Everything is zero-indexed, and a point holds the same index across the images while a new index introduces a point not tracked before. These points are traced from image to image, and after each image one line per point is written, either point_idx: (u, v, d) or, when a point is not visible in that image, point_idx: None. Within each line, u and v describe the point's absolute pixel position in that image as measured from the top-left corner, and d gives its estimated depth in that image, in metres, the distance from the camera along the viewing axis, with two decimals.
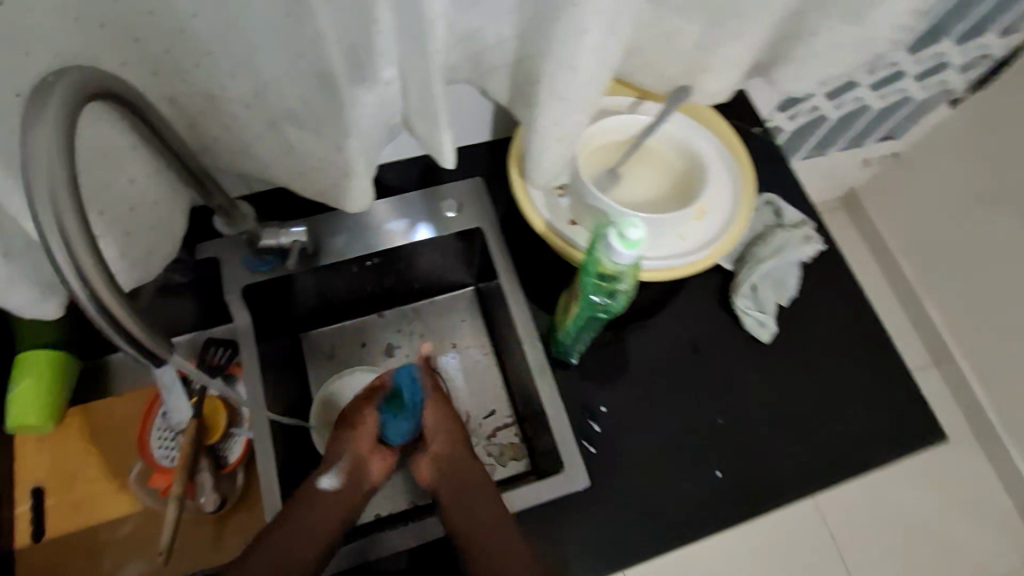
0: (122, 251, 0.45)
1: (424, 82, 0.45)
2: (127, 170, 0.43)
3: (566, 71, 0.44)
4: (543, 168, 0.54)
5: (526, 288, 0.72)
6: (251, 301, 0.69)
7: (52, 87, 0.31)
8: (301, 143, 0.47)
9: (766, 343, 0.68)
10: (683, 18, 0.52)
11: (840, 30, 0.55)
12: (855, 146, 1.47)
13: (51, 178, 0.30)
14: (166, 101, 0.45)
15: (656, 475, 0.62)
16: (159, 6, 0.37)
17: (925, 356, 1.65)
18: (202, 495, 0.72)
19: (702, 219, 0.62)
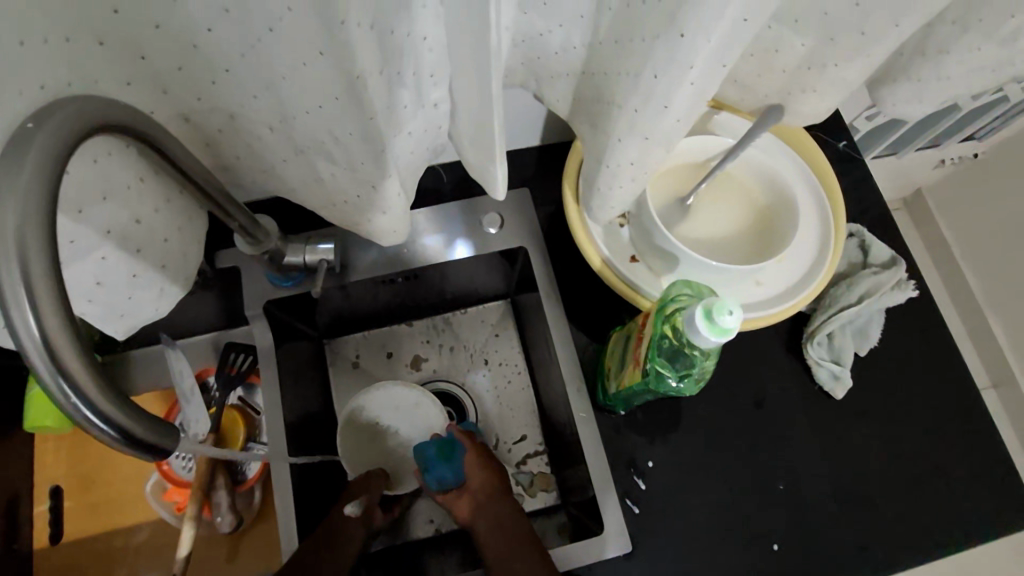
0: (133, 292, 0.40)
1: (479, 113, 0.37)
2: (133, 208, 0.37)
3: (656, 109, 0.36)
4: (608, 206, 0.47)
5: (572, 317, 0.65)
6: (274, 318, 0.63)
7: (31, 137, 0.26)
8: (332, 177, 0.40)
9: (837, 398, 0.63)
10: (793, 30, 0.43)
11: (982, 49, 0.45)
12: (932, 144, 1.32)
13: (14, 262, 0.24)
14: (180, 120, 0.39)
15: (702, 538, 0.59)
16: (167, 24, 0.30)
17: (983, 378, 1.56)
18: (218, 514, 0.71)
19: (782, 261, 0.54)
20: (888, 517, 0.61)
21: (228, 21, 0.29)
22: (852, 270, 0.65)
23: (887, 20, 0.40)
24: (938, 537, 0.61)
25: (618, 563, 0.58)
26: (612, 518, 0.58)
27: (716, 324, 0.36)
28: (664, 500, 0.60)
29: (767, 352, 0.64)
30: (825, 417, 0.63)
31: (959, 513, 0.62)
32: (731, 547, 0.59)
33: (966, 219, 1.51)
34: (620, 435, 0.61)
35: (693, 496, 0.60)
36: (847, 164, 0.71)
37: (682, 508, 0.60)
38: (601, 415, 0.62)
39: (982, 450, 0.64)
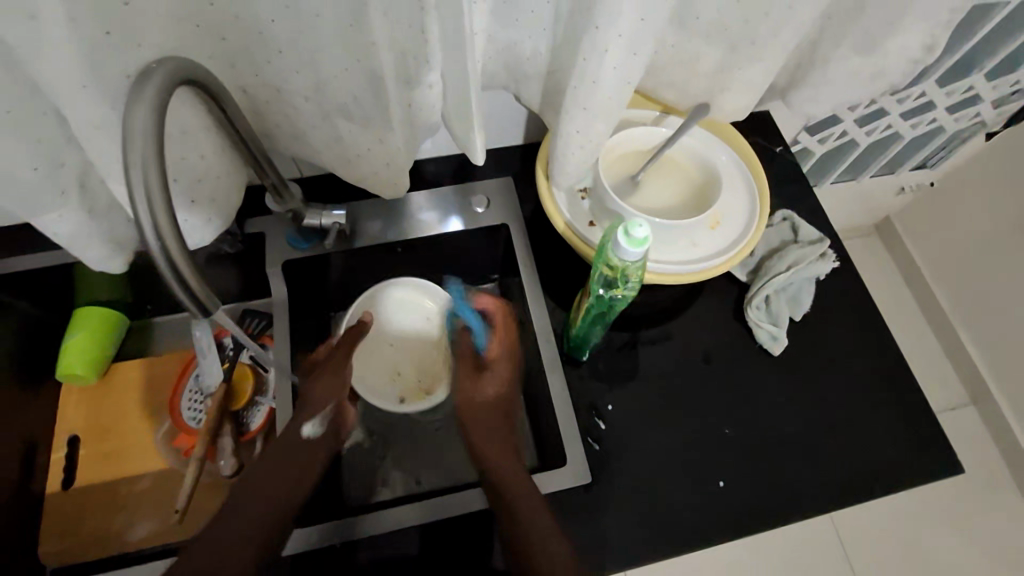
0: (188, 215, 0.52)
1: (462, 90, 0.50)
2: (200, 147, 0.49)
3: (587, 85, 0.49)
4: (566, 173, 0.59)
5: (546, 286, 0.76)
6: (291, 275, 0.74)
7: (153, 71, 0.38)
8: (351, 138, 0.53)
9: (775, 355, 0.74)
10: (704, 42, 0.56)
11: (851, 59, 0.59)
12: (886, 172, 1.46)
13: (135, 148, 0.35)
14: (238, 91, 0.52)
15: (657, 472, 0.67)
16: (241, 14, 0.43)
17: (961, 394, 1.63)
18: (222, 457, 0.79)
19: (715, 229, 0.66)
20: (821, 458, 0.70)
21: (284, 15, 0.41)
22: (784, 246, 0.78)
23: (766, 33, 0.53)
24: (868, 477, 0.69)
25: (582, 487, 0.66)
26: (576, 449, 0.67)
27: (631, 237, 0.50)
28: (623, 437, 0.69)
29: (713, 320, 0.76)
30: (763, 375, 0.73)
31: (886, 456, 0.70)
32: (682, 479, 0.67)
33: (929, 242, 1.63)
34: (584, 382, 0.72)
35: (649, 435, 0.69)
36: (781, 166, 0.85)
37: (639, 445, 0.69)
38: (569, 365, 0.72)
39: (906, 402, 0.73)
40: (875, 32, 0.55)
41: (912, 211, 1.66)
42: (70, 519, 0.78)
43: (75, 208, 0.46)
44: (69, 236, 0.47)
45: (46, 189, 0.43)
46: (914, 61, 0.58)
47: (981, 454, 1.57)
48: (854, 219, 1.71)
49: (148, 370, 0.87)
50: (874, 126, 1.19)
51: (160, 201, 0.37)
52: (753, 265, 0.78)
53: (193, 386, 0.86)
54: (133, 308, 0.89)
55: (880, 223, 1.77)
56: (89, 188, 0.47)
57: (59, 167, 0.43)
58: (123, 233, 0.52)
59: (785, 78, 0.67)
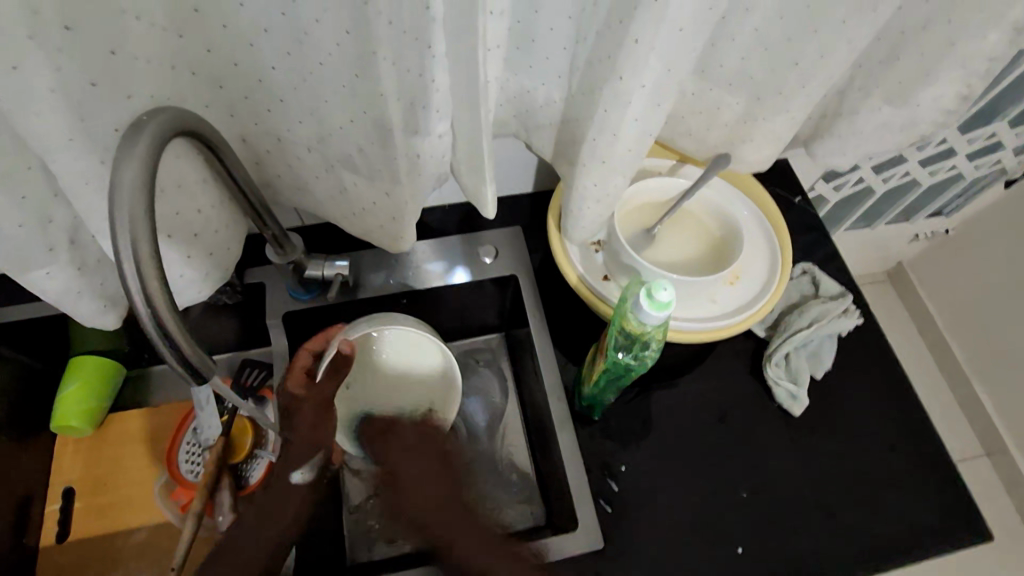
0: (184, 270, 0.49)
1: (475, 137, 0.48)
2: (197, 201, 0.47)
3: (607, 137, 0.47)
4: (580, 226, 0.56)
5: (555, 340, 0.72)
6: (290, 328, 0.71)
7: (145, 125, 0.35)
8: (353, 186, 0.50)
9: (795, 416, 0.68)
10: (727, 90, 0.54)
11: (883, 109, 0.57)
12: (902, 219, 1.43)
13: (123, 206, 0.33)
14: (238, 140, 0.50)
15: (672, 542, 0.61)
16: (248, 62, 0.41)
17: (976, 447, 1.55)
18: (219, 514, 0.73)
19: (736, 284, 0.63)
20: (851, 530, 0.63)
21: (290, 61, 0.40)
22: (805, 300, 0.74)
23: (796, 83, 0.51)
24: (900, 552, 0.63)
25: (590, 561, 0.60)
26: (586, 517, 0.62)
27: (655, 300, 0.47)
28: (634, 504, 0.63)
29: (732, 373, 0.71)
30: (790, 435, 0.68)
31: (917, 530, 0.64)
32: (696, 551, 0.61)
33: (943, 290, 1.58)
34: (596, 443, 0.66)
35: (659, 501, 0.63)
36: (799, 216, 0.82)
37: (654, 514, 0.63)
38: (580, 424, 0.67)
39: (935, 471, 0.67)
40: (907, 83, 0.53)
41: (926, 259, 1.61)
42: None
43: (66, 265, 0.43)
44: (57, 293, 0.45)
45: (34, 243, 0.40)
46: (947, 112, 0.56)
47: (1001, 513, 1.48)
48: (868, 265, 1.67)
49: (152, 418, 0.82)
50: (892, 172, 1.16)
51: (149, 262, 0.34)
52: (772, 319, 0.73)
53: (191, 437, 0.80)
54: (130, 356, 0.84)
55: (892, 268, 1.72)
56: (80, 243, 0.44)
57: (48, 224, 0.41)
58: (117, 289, 0.49)
59: (808, 128, 0.65)
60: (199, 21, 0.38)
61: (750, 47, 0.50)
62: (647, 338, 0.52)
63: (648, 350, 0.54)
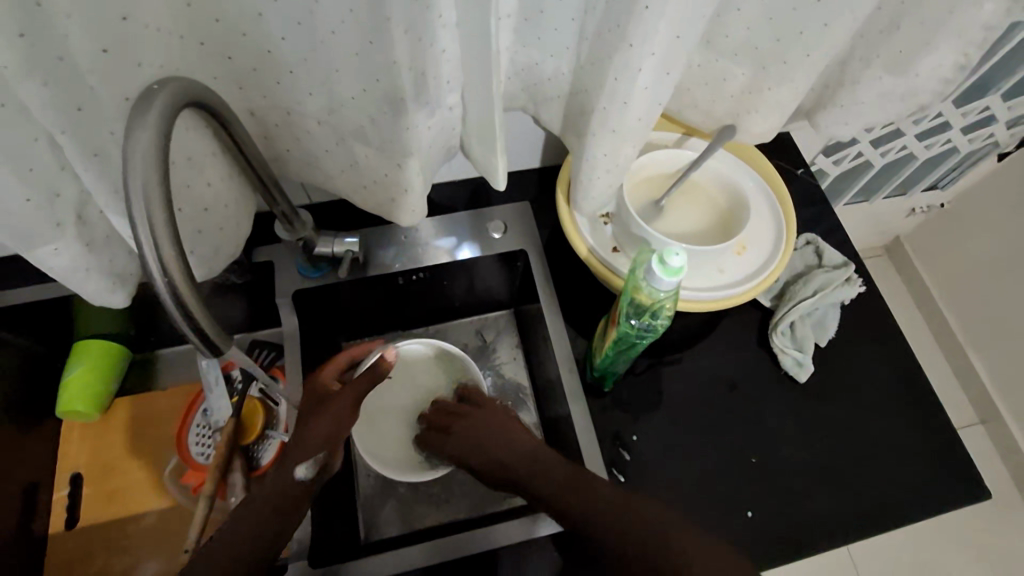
0: (194, 247, 0.49)
1: (483, 109, 0.48)
2: (206, 174, 0.47)
3: (617, 106, 0.47)
4: (589, 197, 0.57)
5: (566, 314, 0.73)
6: (300, 305, 0.72)
7: (155, 94, 0.35)
8: (365, 160, 0.50)
9: (801, 382, 0.70)
10: (732, 60, 0.55)
11: (883, 79, 0.57)
12: (898, 194, 1.44)
13: (138, 174, 0.33)
14: (247, 114, 0.50)
15: (683, 506, 0.63)
16: (259, 35, 0.41)
17: (972, 417, 1.59)
18: (232, 494, 0.74)
19: (742, 254, 0.64)
20: (854, 491, 0.65)
21: (300, 33, 0.40)
22: (809, 270, 0.75)
23: (800, 52, 0.51)
24: (902, 510, 0.65)
25: None
26: (598, 484, 0.63)
27: (666, 266, 0.48)
28: (644, 470, 0.65)
29: (738, 343, 0.73)
30: (793, 401, 0.70)
31: (918, 490, 0.66)
32: (706, 514, 0.63)
33: (939, 263, 1.61)
34: (606, 413, 0.68)
35: (668, 468, 0.65)
36: (802, 188, 0.83)
37: (663, 479, 0.65)
38: (591, 395, 0.69)
39: (935, 434, 0.69)
40: (909, 51, 0.54)
41: (922, 233, 1.63)
42: (77, 560, 0.75)
43: (73, 240, 0.43)
44: (64, 271, 0.45)
45: (42, 220, 0.40)
46: (948, 80, 0.56)
47: (997, 480, 1.52)
48: (866, 240, 1.68)
49: (158, 402, 0.83)
50: (890, 147, 1.17)
51: (165, 230, 0.34)
52: (777, 290, 0.75)
53: (200, 419, 0.82)
54: (137, 339, 0.84)
55: (890, 243, 1.74)
56: (85, 221, 0.44)
57: (56, 198, 0.41)
58: (125, 265, 0.49)
59: (812, 99, 0.65)
60: None
61: (755, 16, 0.50)
62: (659, 306, 0.53)
63: (659, 318, 0.55)
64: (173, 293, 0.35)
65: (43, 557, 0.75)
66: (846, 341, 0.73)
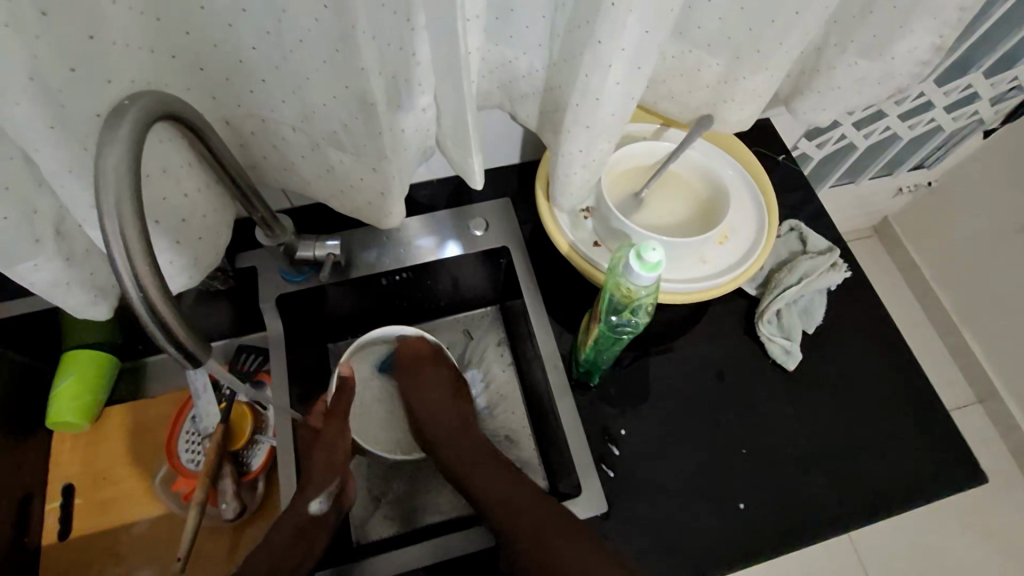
0: (174, 258, 0.49)
1: (458, 111, 0.47)
2: (183, 185, 0.46)
3: (590, 102, 0.47)
4: (568, 193, 0.57)
5: (551, 310, 0.73)
6: (286, 310, 0.71)
7: (126, 109, 0.35)
8: (342, 165, 0.50)
9: (789, 370, 0.71)
10: (707, 51, 0.55)
11: (859, 64, 0.57)
12: (885, 173, 1.44)
13: (106, 193, 0.32)
14: (220, 123, 0.49)
15: (675, 497, 0.64)
16: (226, 43, 0.40)
17: (967, 394, 1.61)
18: (223, 501, 0.74)
19: (724, 244, 0.64)
20: (845, 475, 0.66)
21: (267, 41, 0.39)
22: (793, 257, 0.75)
23: (774, 40, 0.51)
24: (893, 491, 0.66)
25: (597, 522, 0.63)
26: (591, 478, 0.63)
27: (644, 262, 0.48)
28: (637, 463, 0.65)
29: (725, 333, 0.73)
30: (781, 388, 0.70)
31: (907, 470, 0.67)
32: (699, 502, 0.64)
33: (928, 242, 1.62)
34: (594, 407, 0.68)
35: (659, 459, 0.66)
36: (784, 174, 0.83)
37: (655, 471, 0.65)
38: (578, 390, 0.69)
39: (922, 414, 0.70)
40: (883, 35, 0.54)
41: (910, 212, 1.64)
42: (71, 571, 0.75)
43: (53, 257, 0.43)
44: (46, 286, 0.44)
45: (21, 239, 0.39)
46: (924, 63, 0.56)
47: (995, 456, 1.55)
48: (854, 222, 1.69)
49: (149, 411, 0.83)
50: (873, 128, 1.17)
51: (140, 248, 0.34)
52: (761, 278, 0.75)
53: (190, 426, 0.81)
54: (125, 349, 0.84)
55: (879, 224, 1.75)
56: (64, 234, 0.44)
57: (34, 215, 0.40)
58: (107, 279, 0.49)
59: (790, 86, 0.65)
60: (176, 3, 0.37)
61: (727, 6, 0.50)
62: (641, 303, 0.53)
63: (641, 314, 0.55)
64: (153, 312, 0.35)
65: (38, 568, 0.75)
66: (831, 326, 0.74)
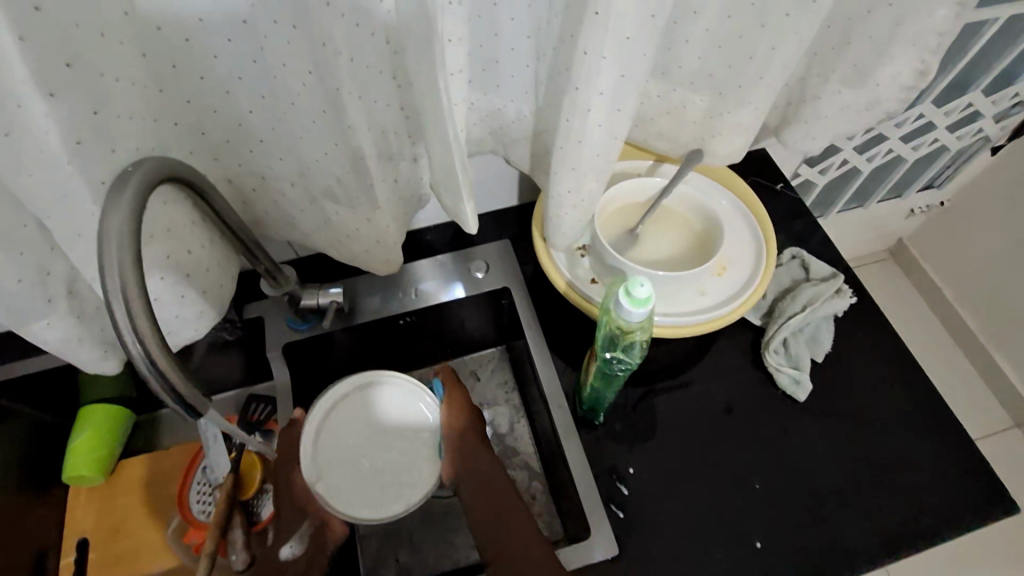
0: (181, 312, 0.50)
1: (446, 157, 0.49)
2: (186, 242, 0.48)
3: (573, 144, 0.48)
4: (562, 232, 0.57)
5: (553, 348, 0.73)
6: (292, 358, 0.73)
7: (129, 176, 0.37)
8: (335, 217, 0.51)
9: (801, 401, 0.69)
10: (690, 88, 0.56)
11: (842, 93, 0.58)
12: (894, 196, 1.42)
13: (104, 256, 0.34)
14: (225, 182, 0.51)
15: (691, 538, 0.61)
16: (226, 107, 0.42)
17: (1003, 417, 1.53)
18: (233, 552, 0.66)
19: (723, 274, 0.64)
20: (871, 509, 0.63)
21: (262, 104, 0.41)
22: (797, 285, 0.74)
23: (753, 76, 0.52)
24: (922, 524, 0.62)
25: (610, 566, 0.60)
26: (600, 518, 0.61)
27: (633, 297, 0.48)
28: (648, 503, 0.63)
29: (732, 365, 0.72)
30: (795, 419, 0.68)
31: (937, 503, 0.63)
32: (714, 543, 0.61)
33: (946, 263, 1.58)
34: (602, 446, 0.66)
35: (672, 499, 0.63)
36: (783, 202, 0.83)
37: (667, 510, 0.63)
38: (584, 428, 0.67)
39: (943, 438, 0.67)
40: (864, 64, 0.55)
41: (924, 233, 1.61)
42: None
43: (65, 315, 0.45)
44: (58, 343, 0.46)
45: (34, 299, 0.41)
46: (908, 88, 0.57)
47: None
48: (868, 245, 1.66)
49: (162, 462, 0.83)
50: (875, 152, 1.17)
51: (139, 305, 0.35)
52: (765, 307, 0.74)
53: (201, 477, 0.80)
54: (138, 403, 0.86)
55: (893, 247, 1.72)
56: (77, 294, 0.46)
57: (47, 277, 0.43)
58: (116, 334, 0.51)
59: (777, 117, 0.66)
60: (178, 76, 0.40)
61: (705, 46, 0.52)
62: (635, 338, 0.53)
63: (639, 347, 0.55)
64: (151, 365, 0.35)
65: None
66: (842, 354, 0.72)
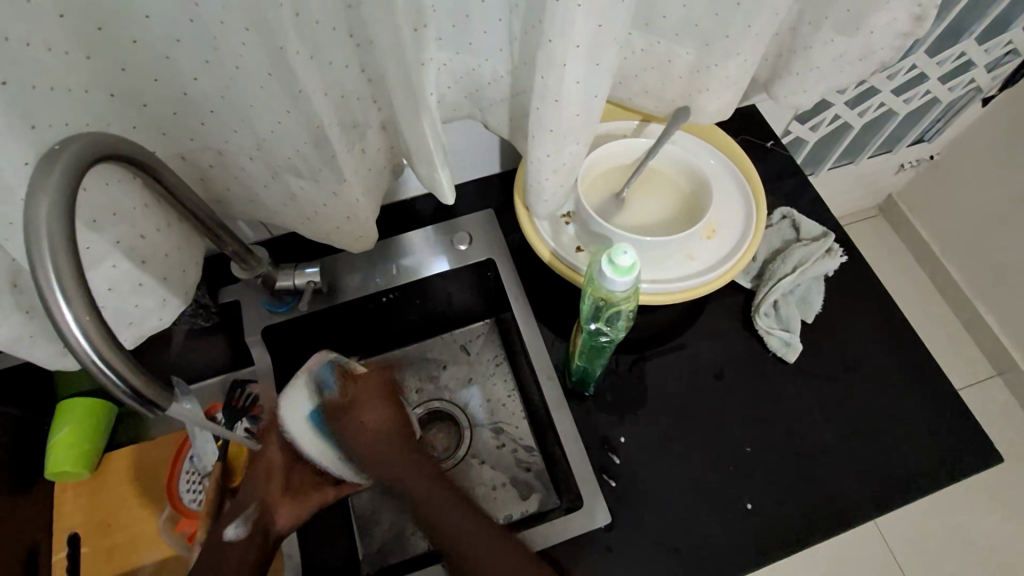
0: (140, 301, 0.47)
1: (414, 123, 0.46)
2: (139, 226, 0.45)
3: (550, 104, 0.45)
4: (544, 200, 0.54)
5: (541, 320, 0.71)
6: (272, 342, 0.70)
7: (56, 155, 0.33)
8: (299, 192, 0.48)
9: (791, 362, 0.68)
10: (675, 40, 0.52)
11: (836, 41, 0.54)
12: (885, 151, 1.40)
13: (33, 245, 0.31)
14: (178, 159, 0.47)
15: (683, 504, 0.61)
16: (167, 75, 0.38)
17: (986, 367, 1.55)
18: None
19: (713, 238, 0.62)
20: (860, 468, 0.63)
21: (207, 71, 0.37)
22: (787, 246, 0.73)
23: (742, 24, 0.49)
24: (910, 479, 0.62)
25: (601, 536, 0.59)
26: (592, 489, 0.61)
27: (617, 266, 0.46)
28: (639, 472, 0.62)
29: (723, 329, 0.71)
30: (787, 382, 0.67)
31: (925, 458, 0.63)
32: (705, 508, 0.61)
33: (934, 217, 1.57)
34: (593, 417, 0.65)
35: (663, 467, 0.63)
36: (773, 161, 0.80)
37: (657, 478, 0.62)
38: (573, 401, 0.66)
39: (932, 394, 0.66)
40: (858, 9, 0.51)
41: (913, 188, 1.60)
42: None
43: (11, 310, 0.42)
44: (7, 340, 0.43)
45: None
46: (904, 34, 0.54)
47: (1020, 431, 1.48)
48: (857, 203, 1.64)
49: (150, 452, 0.80)
50: (867, 106, 1.13)
51: (80, 300, 0.32)
52: (756, 270, 0.72)
53: (189, 466, 0.79)
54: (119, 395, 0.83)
55: (883, 203, 1.70)
56: (23, 287, 0.43)
57: None
58: None
59: (767, 70, 0.63)
60: (108, 41, 0.36)
61: None
62: (620, 309, 0.52)
63: (625, 317, 0.54)
64: (101, 361, 0.33)
65: None
66: (832, 314, 0.71)
